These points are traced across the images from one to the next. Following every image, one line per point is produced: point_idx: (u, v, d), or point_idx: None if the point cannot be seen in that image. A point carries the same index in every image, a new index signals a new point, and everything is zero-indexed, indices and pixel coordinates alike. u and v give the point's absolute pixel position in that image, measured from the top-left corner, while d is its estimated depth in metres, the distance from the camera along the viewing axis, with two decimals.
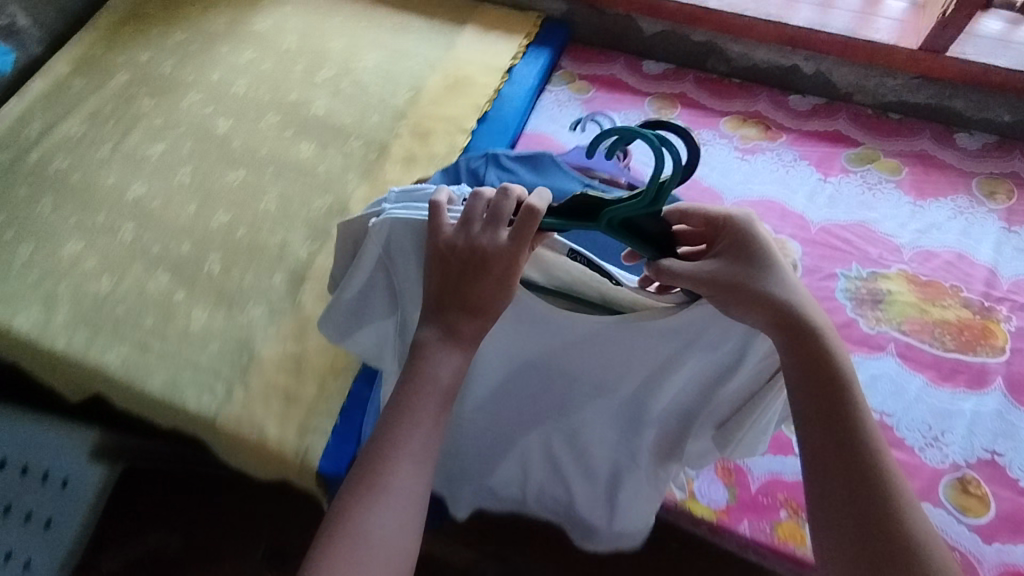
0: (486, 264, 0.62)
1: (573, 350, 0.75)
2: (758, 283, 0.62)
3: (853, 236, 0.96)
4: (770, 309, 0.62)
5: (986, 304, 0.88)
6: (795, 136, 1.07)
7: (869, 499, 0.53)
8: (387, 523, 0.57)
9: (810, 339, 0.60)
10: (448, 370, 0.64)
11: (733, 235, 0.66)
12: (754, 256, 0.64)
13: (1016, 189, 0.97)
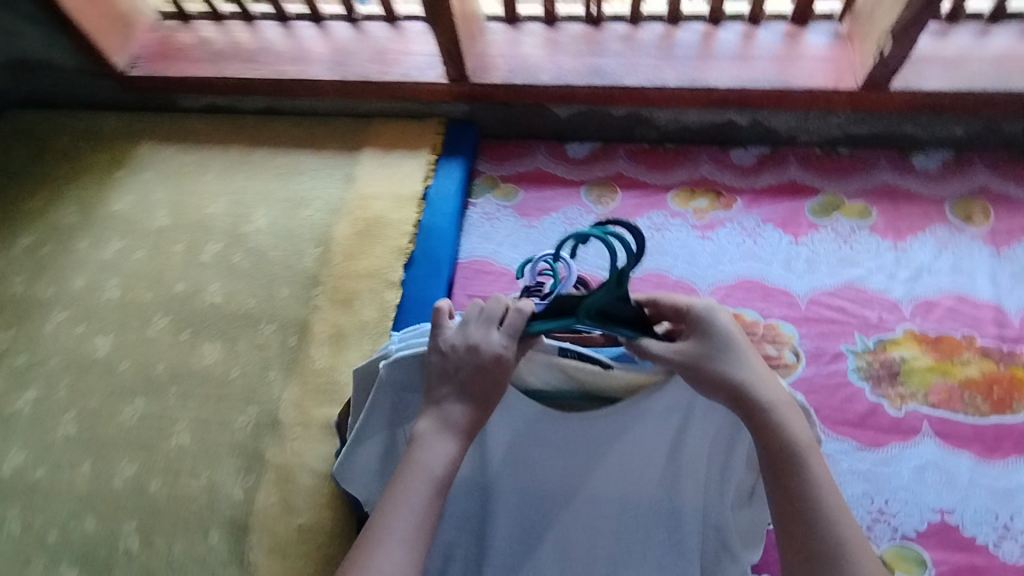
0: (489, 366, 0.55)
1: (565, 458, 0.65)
2: (719, 363, 0.55)
3: (847, 301, 0.87)
4: (728, 394, 0.55)
5: (1005, 349, 0.81)
6: (751, 197, 0.97)
7: None
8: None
9: (765, 422, 0.54)
10: (441, 461, 0.54)
11: (696, 321, 0.58)
12: (712, 337, 0.57)
13: (989, 207, 0.91)
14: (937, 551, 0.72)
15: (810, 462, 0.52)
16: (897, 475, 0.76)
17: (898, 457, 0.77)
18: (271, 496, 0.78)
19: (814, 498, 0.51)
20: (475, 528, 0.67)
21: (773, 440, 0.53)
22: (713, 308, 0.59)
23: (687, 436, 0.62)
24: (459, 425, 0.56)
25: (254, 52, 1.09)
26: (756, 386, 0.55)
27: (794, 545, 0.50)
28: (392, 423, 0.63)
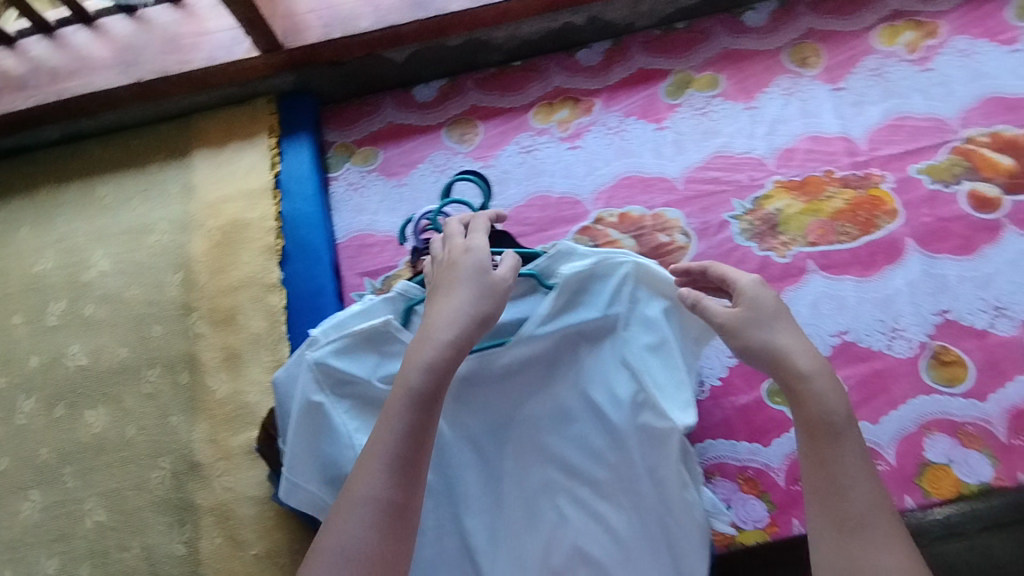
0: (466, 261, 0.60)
1: (489, 393, 0.66)
2: (762, 331, 0.57)
3: (718, 171, 0.90)
4: (766, 360, 0.56)
5: (860, 173, 0.88)
6: (607, 96, 0.96)
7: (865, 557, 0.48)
8: (357, 555, 0.48)
9: (806, 395, 0.54)
10: (419, 373, 0.53)
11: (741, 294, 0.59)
12: (757, 308, 0.58)
13: (819, 46, 0.96)
14: (843, 369, 0.79)
15: (844, 440, 0.52)
16: (797, 315, 0.82)
17: (794, 298, 0.82)
18: (215, 538, 0.72)
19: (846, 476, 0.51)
20: (430, 502, 0.64)
21: (811, 415, 0.53)
22: (758, 282, 0.60)
23: (582, 333, 0.66)
24: (451, 325, 0.55)
25: (29, 78, 0.94)
26: (793, 355, 0.55)
27: (817, 506, 0.52)
28: (314, 382, 0.60)
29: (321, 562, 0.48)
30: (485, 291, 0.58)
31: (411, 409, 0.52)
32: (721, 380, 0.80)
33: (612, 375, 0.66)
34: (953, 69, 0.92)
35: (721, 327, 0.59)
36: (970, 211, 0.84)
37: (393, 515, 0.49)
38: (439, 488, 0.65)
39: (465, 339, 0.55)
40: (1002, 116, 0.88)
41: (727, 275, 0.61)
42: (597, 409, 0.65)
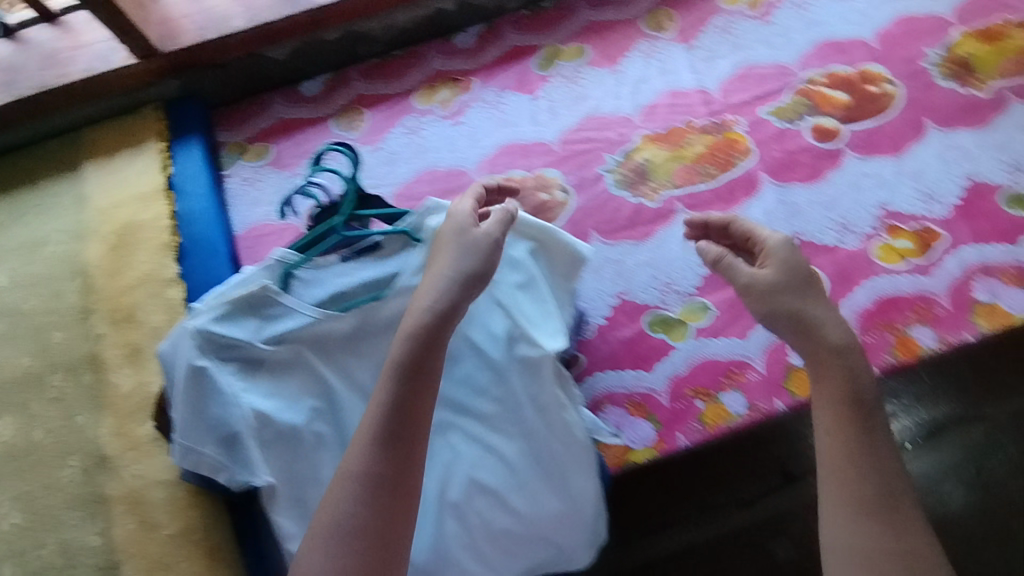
0: (453, 226, 0.67)
1: (376, 346, 0.70)
2: (797, 304, 0.62)
3: (590, 131, 0.96)
4: (795, 329, 0.62)
5: (717, 120, 0.96)
6: (484, 74, 1.02)
7: (881, 532, 0.55)
8: (352, 529, 0.56)
9: (836, 369, 0.60)
10: (398, 346, 0.61)
11: (772, 258, 0.65)
12: (791, 275, 0.64)
13: (672, 11, 1.04)
14: (714, 294, 0.86)
15: (873, 423, 0.59)
16: (669, 252, 0.89)
17: (665, 237, 0.89)
18: (129, 523, 0.73)
19: (865, 458, 0.57)
20: (325, 456, 0.66)
21: (839, 391, 0.59)
22: (788, 244, 0.65)
23: None
24: (433, 291, 0.63)
25: None
26: (824, 330, 0.61)
27: (830, 474, 0.58)
28: (197, 348, 0.63)
29: (321, 538, 0.56)
30: (463, 250, 0.65)
31: (393, 380, 0.60)
32: (605, 318, 0.86)
33: (490, 315, 0.71)
34: (791, 21, 1.02)
35: (745, 286, 0.65)
36: (815, 143, 0.93)
37: (381, 492, 0.57)
38: (334, 441, 0.67)
39: (444, 305, 0.63)
40: (835, 58, 0.98)
41: (757, 236, 0.67)
42: (479, 350, 0.70)
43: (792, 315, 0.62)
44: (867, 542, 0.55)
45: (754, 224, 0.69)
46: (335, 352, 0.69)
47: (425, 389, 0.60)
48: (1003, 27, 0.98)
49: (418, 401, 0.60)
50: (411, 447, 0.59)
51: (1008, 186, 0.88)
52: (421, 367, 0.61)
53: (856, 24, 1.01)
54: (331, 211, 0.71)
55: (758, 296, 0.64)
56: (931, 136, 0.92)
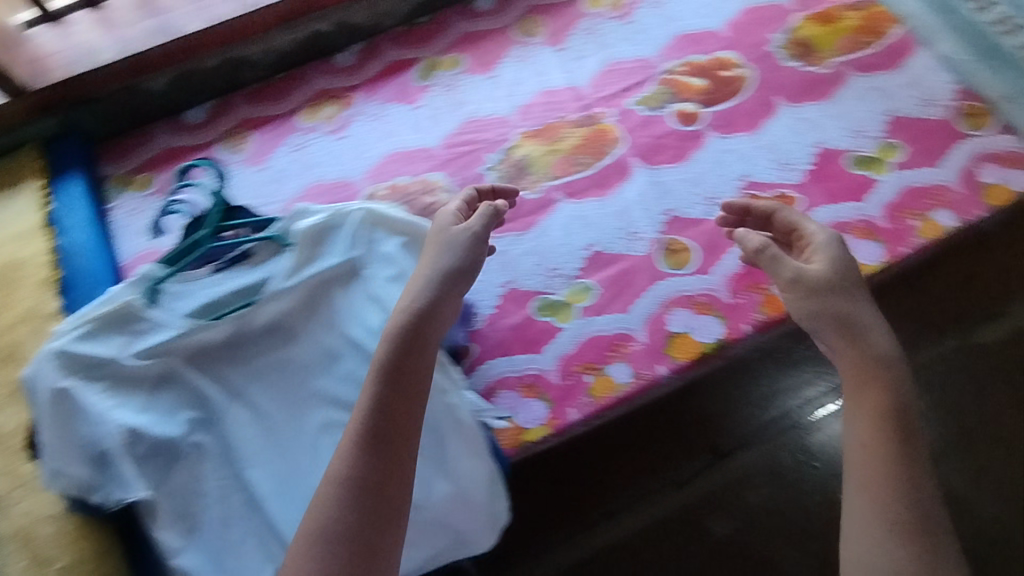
0: (441, 226, 0.73)
1: (253, 353, 0.71)
2: (845, 310, 0.67)
3: (470, 134, 1.01)
4: (841, 328, 0.67)
5: (589, 114, 1.01)
6: (366, 89, 1.06)
7: (904, 544, 0.57)
8: (333, 534, 0.56)
9: (879, 383, 0.63)
10: (384, 347, 0.65)
11: (820, 252, 0.71)
12: (838, 273, 0.69)
13: (541, 18, 1.11)
14: (597, 274, 0.90)
15: (913, 443, 0.61)
16: (552, 238, 0.93)
17: (547, 225, 0.94)
18: (16, 562, 0.71)
19: (905, 475, 0.59)
20: (204, 465, 0.67)
21: (880, 407, 0.62)
22: (832, 240, 0.72)
23: (329, 282, 0.73)
24: (420, 286, 0.68)
25: None
26: (870, 343, 0.65)
27: (862, 485, 0.60)
28: (61, 369, 0.65)
29: (302, 544, 0.57)
30: (446, 248, 0.70)
31: (379, 382, 0.63)
32: (495, 307, 0.89)
33: (367, 309, 0.73)
34: (650, 18, 1.09)
35: (793, 275, 0.70)
36: (678, 127, 1.00)
37: (366, 493, 0.58)
38: (212, 450, 0.68)
39: (421, 304, 0.67)
40: (691, 49, 1.06)
41: (804, 231, 0.74)
42: (356, 345, 0.72)
43: (840, 318, 0.67)
44: (895, 559, 0.56)
45: (798, 218, 0.76)
46: (210, 362, 0.70)
47: (410, 392, 0.63)
48: (837, 9, 1.07)
49: (403, 400, 0.62)
50: (397, 449, 0.60)
51: (852, 150, 0.96)
52: (402, 368, 0.63)
53: (708, 17, 1.09)
54: (198, 224, 0.74)
55: (815, 289, 0.68)
56: (781, 112, 1.00)
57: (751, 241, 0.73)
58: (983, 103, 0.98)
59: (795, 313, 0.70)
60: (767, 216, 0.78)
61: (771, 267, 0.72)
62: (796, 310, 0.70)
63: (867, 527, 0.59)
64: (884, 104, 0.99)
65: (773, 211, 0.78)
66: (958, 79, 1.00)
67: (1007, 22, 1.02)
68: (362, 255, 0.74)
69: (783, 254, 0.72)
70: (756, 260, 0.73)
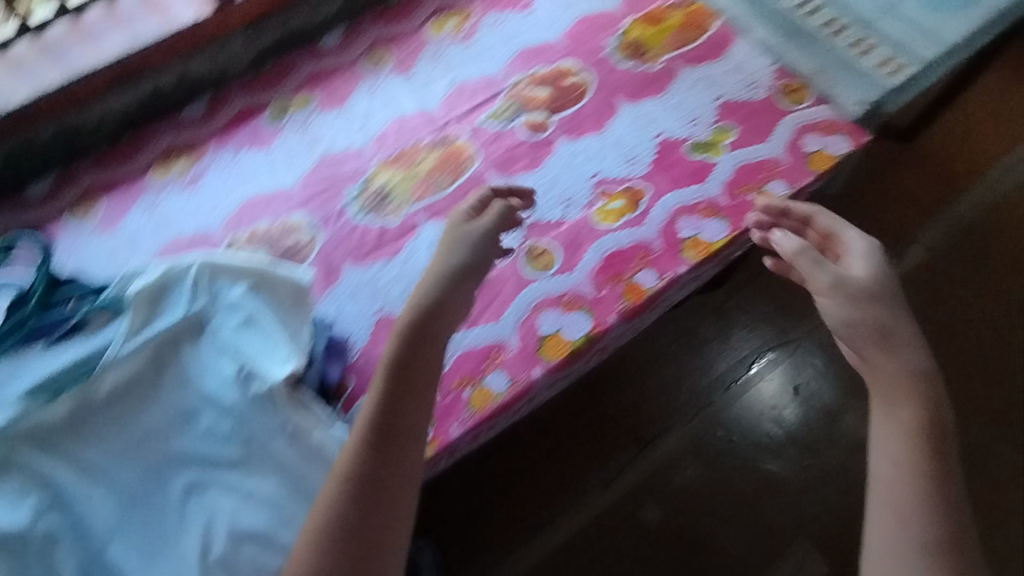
0: (460, 222, 0.83)
1: (102, 426, 0.68)
2: (882, 321, 0.76)
3: (327, 170, 1.02)
4: (874, 322, 0.76)
5: (442, 135, 1.04)
6: (218, 139, 1.06)
7: (919, 549, 0.65)
8: (343, 530, 0.62)
9: (910, 398, 0.72)
10: (393, 344, 0.72)
11: (862, 259, 0.81)
12: (877, 282, 0.79)
13: (386, 49, 1.13)
14: None
15: (942, 461, 0.69)
16: (419, 259, 0.94)
17: (412, 249, 0.95)
18: None
19: (932, 484, 0.68)
20: (58, 551, 0.63)
21: (911, 422, 0.71)
22: (870, 249, 0.82)
23: (176, 340, 0.72)
24: (437, 279, 0.77)
25: None
26: (905, 357, 0.74)
27: (886, 491, 0.69)
28: None
29: (315, 539, 0.62)
30: (461, 247, 0.80)
31: (387, 382, 0.69)
32: (368, 336, 0.87)
33: (218, 360, 0.72)
34: (491, 37, 1.14)
35: (837, 279, 0.79)
36: (529, 136, 1.04)
37: (371, 489, 0.64)
38: (67, 534, 0.64)
39: (433, 296, 0.75)
40: (533, 61, 1.11)
41: (844, 238, 0.84)
42: (213, 398, 0.71)
43: (878, 328, 0.75)
44: (915, 557, 0.65)
45: (838, 225, 0.85)
46: (55, 442, 0.67)
47: (416, 395, 0.69)
48: (661, 10, 1.16)
49: (409, 401, 0.68)
50: (398, 450, 0.66)
51: (690, 137, 1.03)
52: (410, 371, 0.70)
53: (546, 30, 1.14)
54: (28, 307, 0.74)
55: (859, 292, 0.78)
56: (622, 110, 1.06)
57: (789, 248, 0.84)
58: (798, 80, 1.07)
59: (840, 314, 0.78)
60: (804, 220, 0.88)
61: (815, 270, 0.81)
62: (834, 310, 0.78)
63: (890, 532, 0.67)
64: (713, 91, 1.07)
65: (808, 217, 0.87)
66: (773, 61, 1.09)
67: (809, 3, 1.12)
68: (207, 308, 0.73)
69: (823, 259, 0.82)
70: (796, 264, 0.84)
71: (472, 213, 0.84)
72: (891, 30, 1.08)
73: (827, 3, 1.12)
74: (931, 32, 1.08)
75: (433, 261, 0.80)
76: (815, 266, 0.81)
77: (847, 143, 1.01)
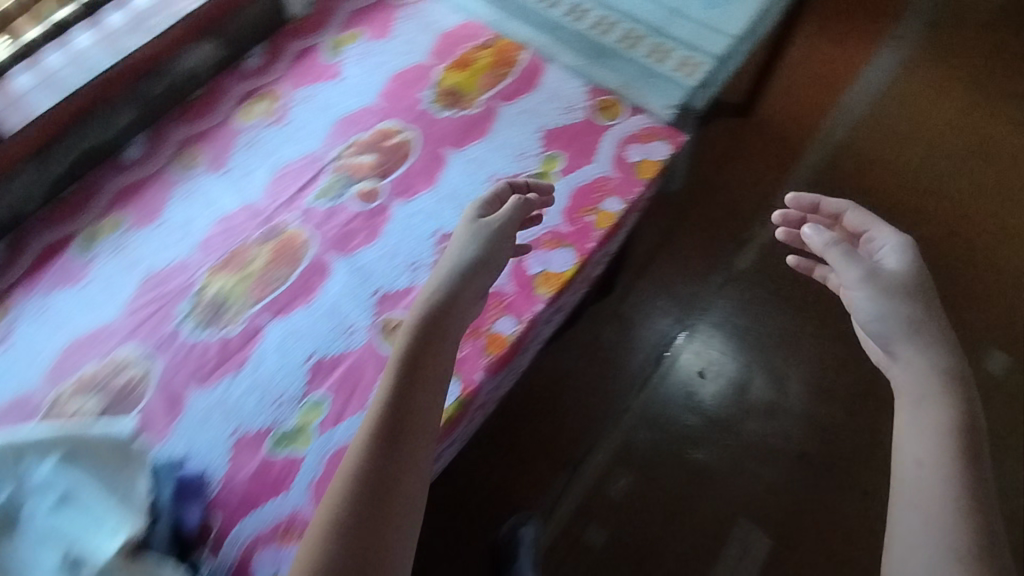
0: (475, 216, 0.90)
1: None
2: (913, 315, 0.88)
3: (153, 293, 0.94)
4: (909, 312, 0.88)
5: (272, 227, 0.99)
6: (25, 286, 0.96)
7: (948, 537, 0.74)
8: (345, 523, 0.66)
9: (938, 398, 0.82)
10: (409, 336, 0.78)
11: (893, 252, 0.95)
12: (909, 276, 0.91)
13: (196, 148, 1.07)
14: (324, 382, 0.86)
15: (971, 462, 0.78)
16: (269, 364, 0.88)
17: (260, 356, 0.88)
18: None
19: (966, 479, 0.77)
20: None
21: (940, 424, 0.80)
22: (904, 245, 0.95)
23: None
24: (453, 272, 0.84)
25: None
26: (931, 352, 0.85)
27: (921, 485, 0.78)
28: None
29: (319, 538, 0.66)
30: (473, 242, 0.87)
31: (398, 377, 0.75)
32: (227, 463, 0.81)
33: (41, 551, 0.67)
34: (304, 114, 1.11)
35: (870, 269, 0.92)
36: (363, 207, 1.01)
37: (378, 482, 0.69)
38: None
39: (448, 288, 0.83)
40: (353, 129, 1.09)
41: (875, 233, 0.99)
42: None
43: (904, 323, 0.88)
44: (951, 542, 0.73)
45: (869, 221, 1.01)
46: None
47: (422, 398, 0.75)
48: (470, 53, 1.17)
49: (418, 396, 0.74)
50: (404, 449, 0.71)
51: (522, 172, 1.05)
52: (418, 366, 0.76)
53: (360, 95, 1.13)
54: None
55: (904, 285, 0.91)
56: (451, 159, 1.06)
57: (821, 238, 0.96)
58: (610, 96, 1.11)
59: (873, 299, 0.90)
60: (835, 215, 1.06)
61: (845, 258, 0.94)
62: (867, 299, 0.91)
63: (927, 523, 0.75)
64: (535, 122, 1.10)
65: (840, 212, 1.05)
66: (583, 83, 1.13)
67: (603, 21, 1.16)
68: (20, 493, 0.69)
69: (852, 250, 0.95)
70: (826, 255, 0.97)
71: (483, 207, 0.92)
72: (680, 34, 1.14)
73: (619, 19, 1.16)
74: (715, 29, 1.14)
75: (448, 253, 0.87)
76: (847, 254, 0.94)
77: (667, 146, 1.06)
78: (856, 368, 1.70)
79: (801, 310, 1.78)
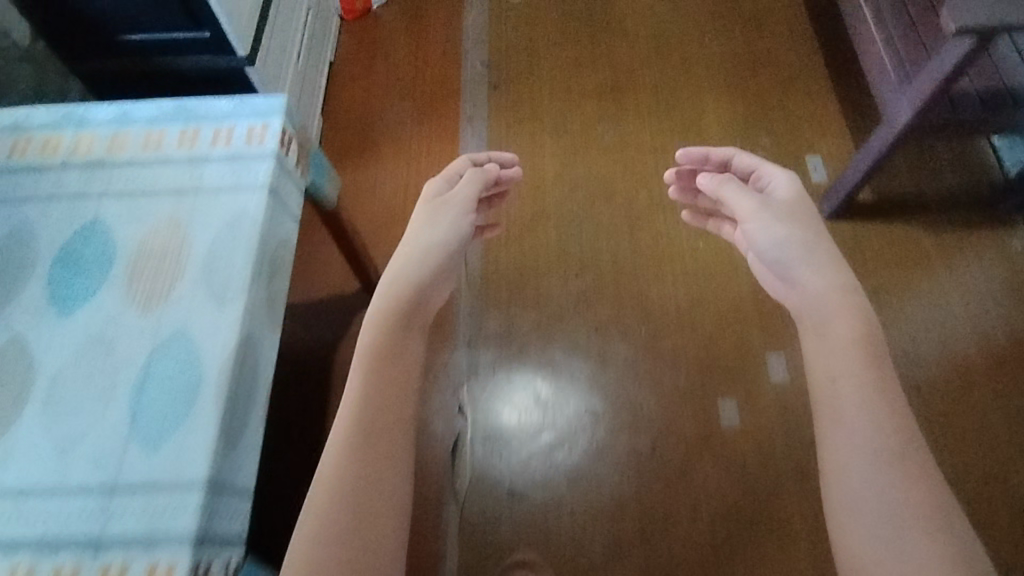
0: (439, 193, 1.11)
1: None
2: (804, 236, 0.98)
3: None
4: (803, 232, 0.98)
5: None
6: None
7: (865, 429, 0.78)
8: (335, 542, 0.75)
9: (841, 301, 0.89)
10: (377, 325, 0.92)
11: (780, 179, 1.07)
12: (799, 205, 1.03)
13: None
14: None
15: (877, 358, 0.83)
16: None
17: None
18: None
19: (873, 376, 0.82)
20: None
21: (850, 329, 0.86)
22: (791, 175, 1.07)
23: None
24: (433, 236, 1.02)
25: None
26: (825, 263, 0.94)
27: (832, 381, 0.83)
28: None
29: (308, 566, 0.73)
30: (444, 212, 1.06)
31: (360, 400, 0.84)
32: None
33: None
34: None
35: (762, 204, 1.03)
36: None
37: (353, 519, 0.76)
38: None
39: (426, 254, 1.00)
40: None
41: (763, 171, 1.10)
42: None
43: (798, 249, 0.96)
44: (862, 439, 0.78)
45: (756, 163, 1.12)
46: None
47: (382, 443, 0.82)
48: None
49: (374, 440, 0.82)
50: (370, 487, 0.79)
51: None
52: (378, 400, 0.84)
53: None
54: None
55: (793, 210, 1.02)
56: None
57: (713, 182, 1.08)
58: None
59: (768, 227, 1.00)
60: (724, 161, 1.17)
61: (736, 191, 1.05)
62: (763, 228, 1.01)
63: (848, 420, 0.80)
64: None
65: (728, 156, 1.16)
66: None
67: None
68: None
69: (742, 188, 1.06)
70: (722, 194, 1.07)
71: (441, 183, 1.13)
72: (127, 529, 0.79)
73: (34, 561, 0.79)
74: (172, 487, 0.81)
75: (419, 221, 1.05)
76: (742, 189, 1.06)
77: None
78: (627, 504, 1.54)
79: (549, 475, 1.59)
